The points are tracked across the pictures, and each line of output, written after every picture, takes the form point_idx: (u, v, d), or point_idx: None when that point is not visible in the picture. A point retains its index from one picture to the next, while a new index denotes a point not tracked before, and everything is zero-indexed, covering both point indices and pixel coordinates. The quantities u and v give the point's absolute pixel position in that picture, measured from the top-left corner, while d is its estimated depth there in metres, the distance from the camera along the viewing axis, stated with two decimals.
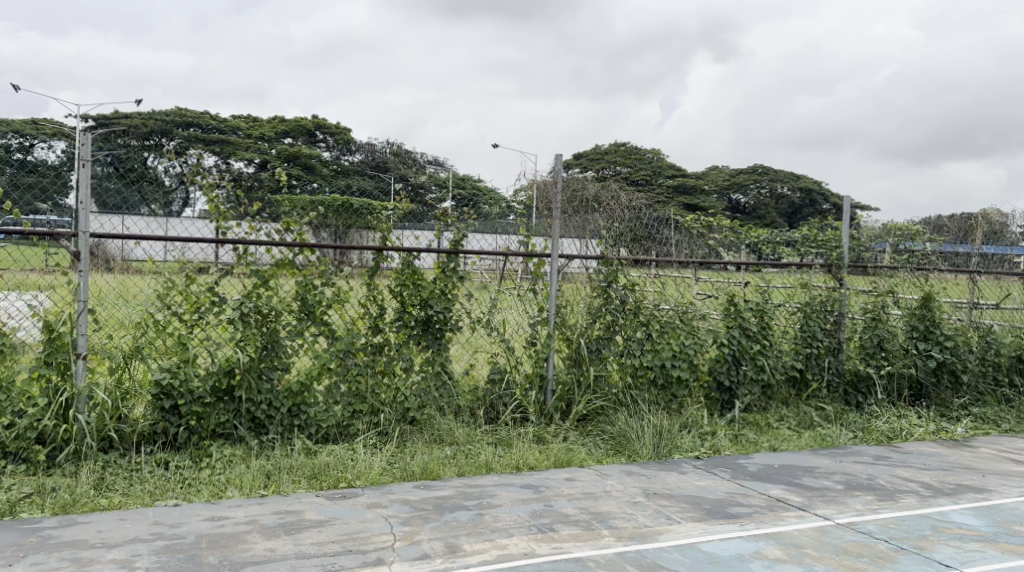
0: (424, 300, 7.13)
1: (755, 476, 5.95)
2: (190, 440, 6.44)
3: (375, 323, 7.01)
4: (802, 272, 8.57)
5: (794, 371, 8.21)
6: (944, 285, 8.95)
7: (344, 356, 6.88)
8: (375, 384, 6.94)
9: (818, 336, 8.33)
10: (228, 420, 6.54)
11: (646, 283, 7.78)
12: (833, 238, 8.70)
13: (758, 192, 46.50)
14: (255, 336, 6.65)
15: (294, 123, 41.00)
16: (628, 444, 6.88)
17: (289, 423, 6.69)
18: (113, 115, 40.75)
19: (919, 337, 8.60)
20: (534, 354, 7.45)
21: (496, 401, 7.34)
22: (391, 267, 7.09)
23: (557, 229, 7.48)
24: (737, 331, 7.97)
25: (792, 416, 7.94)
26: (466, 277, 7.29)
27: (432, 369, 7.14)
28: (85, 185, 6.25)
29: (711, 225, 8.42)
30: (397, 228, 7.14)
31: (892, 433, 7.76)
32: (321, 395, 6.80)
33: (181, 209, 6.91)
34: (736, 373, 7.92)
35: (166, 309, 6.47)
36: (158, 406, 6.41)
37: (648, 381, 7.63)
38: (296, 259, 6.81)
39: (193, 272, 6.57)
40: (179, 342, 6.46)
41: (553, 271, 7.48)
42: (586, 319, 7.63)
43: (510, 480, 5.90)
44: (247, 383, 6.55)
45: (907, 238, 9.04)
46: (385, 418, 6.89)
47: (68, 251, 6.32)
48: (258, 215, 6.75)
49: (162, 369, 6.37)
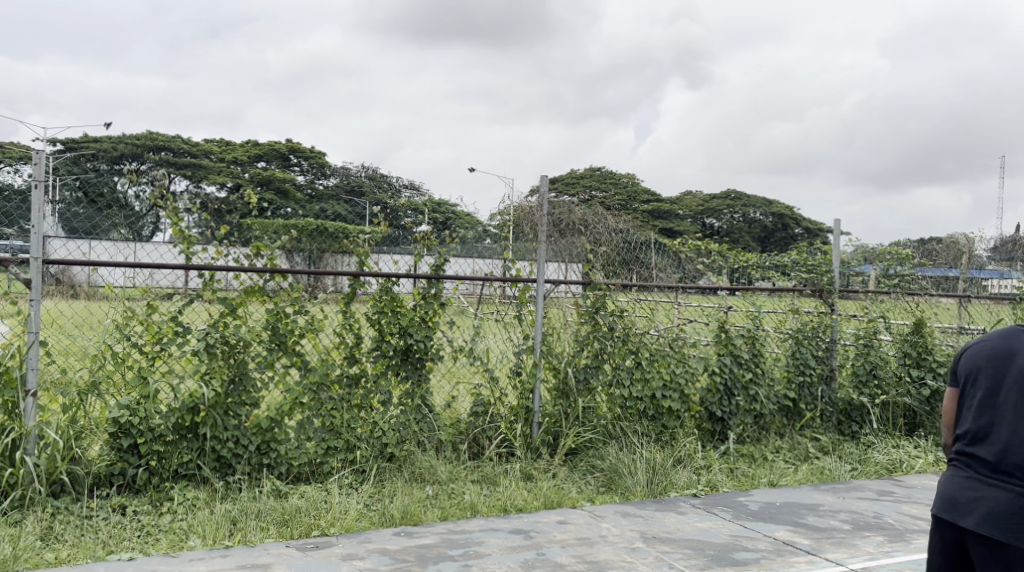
0: (403, 328, 6.73)
1: (757, 516, 5.59)
2: (151, 482, 6.04)
3: (352, 353, 6.60)
4: (791, 296, 8.22)
5: (787, 400, 7.89)
6: (934, 311, 8.68)
7: (318, 390, 6.50)
8: (352, 419, 6.55)
9: (811, 363, 7.99)
10: (192, 460, 6.12)
11: (635, 309, 7.42)
12: (823, 263, 8.41)
13: (731, 216, 46.63)
14: (222, 369, 6.27)
15: (268, 148, 40.69)
16: (620, 481, 6.49)
17: (258, 462, 6.28)
18: (83, 139, 40.22)
19: (912, 363, 8.32)
20: (520, 385, 7.06)
21: (480, 435, 6.98)
22: (368, 293, 6.70)
23: (542, 253, 7.15)
24: (729, 359, 7.61)
25: (786, 447, 7.60)
26: (447, 302, 6.91)
27: (412, 402, 6.75)
28: (38, 208, 5.90)
29: (700, 248, 8.12)
30: (374, 252, 6.75)
31: (892, 465, 7.40)
32: (292, 431, 6.41)
33: (151, 234, 6.52)
34: (728, 404, 7.59)
35: (125, 341, 6.07)
36: (116, 445, 6.00)
37: (639, 412, 7.28)
38: (267, 285, 6.42)
39: (156, 299, 6.16)
40: (139, 376, 6.05)
41: (539, 296, 7.12)
42: (573, 347, 7.27)
43: (498, 525, 5.50)
44: (212, 420, 6.16)
45: (896, 263, 8.85)
46: (361, 454, 6.48)
47: (18, 280, 5.91)
48: (225, 239, 6.36)
49: (120, 406, 5.97)
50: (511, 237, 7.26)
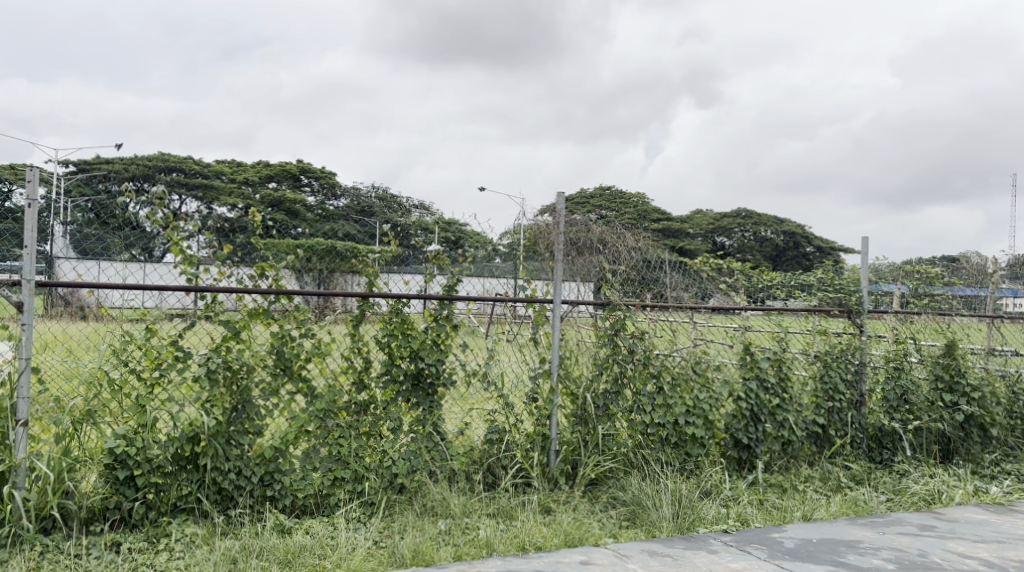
0: (414, 352, 6.41)
1: (794, 555, 5.27)
2: (148, 516, 5.73)
3: (360, 378, 6.29)
4: (819, 318, 7.89)
5: (816, 427, 7.49)
6: (966, 331, 8.38)
7: (324, 417, 6.18)
8: (360, 448, 6.22)
9: (841, 388, 7.61)
10: (191, 493, 5.80)
11: (655, 331, 7.08)
12: (851, 281, 8.04)
13: (743, 235, 46.34)
14: (223, 396, 5.95)
15: (279, 168, 40.59)
16: (644, 514, 6.13)
17: (260, 494, 5.96)
18: (95, 161, 40.27)
19: (944, 388, 7.90)
20: (537, 411, 6.73)
21: (495, 464, 6.63)
22: (378, 314, 6.41)
23: (558, 271, 6.79)
24: (755, 383, 7.22)
25: (817, 476, 7.19)
26: (460, 324, 6.57)
27: (423, 429, 6.41)
28: (32, 227, 5.60)
29: (720, 267, 7.97)
30: (384, 272, 6.47)
31: (930, 496, 6.94)
32: (297, 461, 6.09)
33: (162, 254, 6.28)
34: (755, 431, 7.19)
35: (122, 367, 5.80)
36: (111, 477, 5.69)
37: (661, 440, 6.93)
38: (270, 308, 6.10)
39: (154, 322, 5.88)
40: (136, 404, 5.77)
41: (556, 318, 6.75)
42: (592, 372, 6.92)
43: (517, 566, 5.17)
44: (213, 450, 5.84)
45: (927, 281, 8.52)
46: (370, 486, 6.15)
47: (10, 303, 5.63)
48: (228, 259, 6.12)
49: (116, 435, 5.67)
50: (524, 255, 6.95)
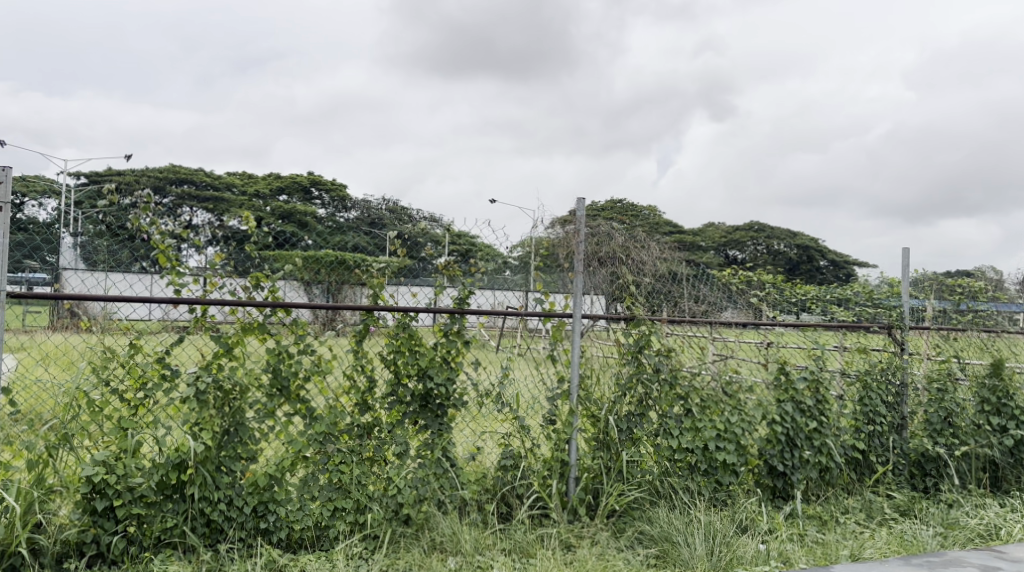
0: (422, 370, 5.88)
1: None
2: (129, 551, 5.24)
3: (363, 400, 5.76)
4: (859, 334, 7.30)
5: (856, 452, 6.91)
6: (1013, 349, 7.85)
7: (324, 441, 5.66)
8: (363, 474, 5.70)
9: (882, 411, 7.06)
10: (177, 526, 5.31)
11: (682, 349, 6.54)
12: (892, 297, 7.53)
13: (757, 248, 45.78)
14: (213, 419, 5.44)
15: (290, 180, 40.21)
16: (674, 552, 5.60)
17: (253, 526, 5.46)
18: (105, 172, 40.00)
19: (991, 410, 7.31)
20: (555, 435, 6.18)
21: (509, 494, 6.09)
22: (384, 329, 5.87)
23: (579, 284, 6.25)
24: (790, 406, 6.62)
25: (859, 508, 6.63)
26: (471, 340, 6.05)
27: (431, 454, 5.87)
28: None
29: (750, 281, 7.53)
30: (391, 284, 5.93)
31: (986, 531, 6.35)
32: (295, 490, 5.58)
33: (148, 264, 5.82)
34: (791, 458, 6.59)
35: (103, 387, 5.33)
36: (89, 507, 5.20)
37: (689, 467, 6.38)
38: (267, 321, 5.61)
39: (139, 338, 5.41)
40: (119, 428, 5.30)
41: (575, 334, 6.24)
42: (614, 393, 6.37)
43: None
44: (201, 479, 5.34)
45: (969, 296, 7.97)
46: (373, 517, 5.62)
47: None
48: (220, 268, 5.63)
49: (96, 462, 5.18)
50: (541, 266, 6.41)
